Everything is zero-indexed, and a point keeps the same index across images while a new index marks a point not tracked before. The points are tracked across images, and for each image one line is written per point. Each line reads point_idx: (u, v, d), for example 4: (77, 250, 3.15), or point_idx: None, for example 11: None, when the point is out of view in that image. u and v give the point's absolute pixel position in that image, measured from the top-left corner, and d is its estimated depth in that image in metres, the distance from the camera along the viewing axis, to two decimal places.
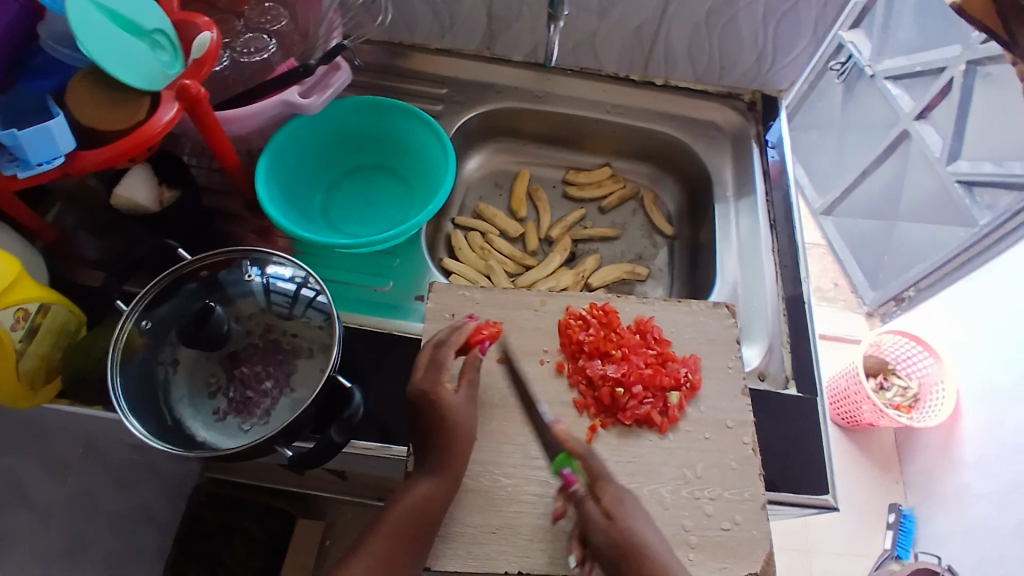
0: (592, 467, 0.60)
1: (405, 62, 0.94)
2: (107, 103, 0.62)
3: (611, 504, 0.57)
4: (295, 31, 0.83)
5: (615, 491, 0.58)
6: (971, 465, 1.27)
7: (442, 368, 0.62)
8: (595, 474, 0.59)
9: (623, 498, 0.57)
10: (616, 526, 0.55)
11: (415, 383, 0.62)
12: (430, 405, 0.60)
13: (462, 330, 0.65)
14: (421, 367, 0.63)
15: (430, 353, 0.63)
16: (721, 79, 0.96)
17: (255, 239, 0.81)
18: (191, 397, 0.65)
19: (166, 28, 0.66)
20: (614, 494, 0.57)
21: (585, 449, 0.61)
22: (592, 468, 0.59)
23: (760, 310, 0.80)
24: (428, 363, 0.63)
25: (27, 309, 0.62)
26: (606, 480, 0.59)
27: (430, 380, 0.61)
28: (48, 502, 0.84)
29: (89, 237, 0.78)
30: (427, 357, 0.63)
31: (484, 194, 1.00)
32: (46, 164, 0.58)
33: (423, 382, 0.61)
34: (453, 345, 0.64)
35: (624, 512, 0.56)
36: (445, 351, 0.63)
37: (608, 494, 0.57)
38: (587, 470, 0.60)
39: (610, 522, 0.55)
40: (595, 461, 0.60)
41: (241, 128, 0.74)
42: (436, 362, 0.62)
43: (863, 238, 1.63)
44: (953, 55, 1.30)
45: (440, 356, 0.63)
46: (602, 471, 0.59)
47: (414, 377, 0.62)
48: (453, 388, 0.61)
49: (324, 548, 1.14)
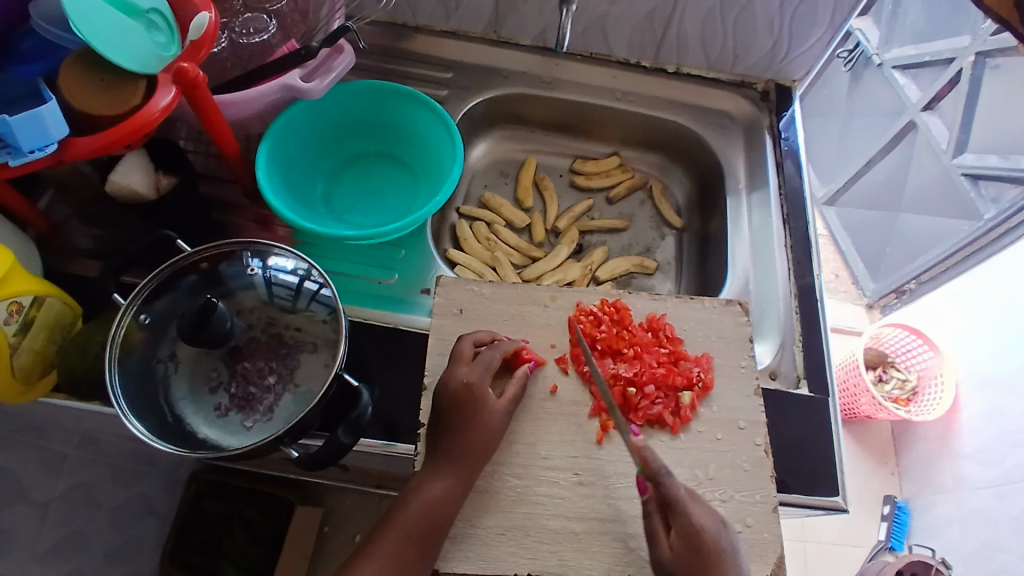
0: (668, 492, 0.54)
1: (409, 44, 0.91)
2: (101, 87, 0.59)
3: (680, 539, 0.53)
4: (295, 10, 0.79)
5: (692, 523, 0.53)
6: (968, 458, 1.28)
7: (489, 369, 0.62)
8: (668, 500, 0.54)
9: (697, 533, 0.53)
10: (685, 559, 0.52)
11: (458, 375, 0.61)
12: (467, 400, 0.60)
13: (514, 342, 0.65)
14: (465, 362, 0.62)
15: (475, 350, 0.63)
16: (733, 67, 0.93)
17: (253, 228, 0.79)
18: (192, 393, 0.62)
19: (161, 6, 0.62)
20: (687, 527, 0.53)
21: (660, 471, 0.54)
22: (665, 493, 0.54)
23: (772, 307, 0.79)
24: (473, 360, 0.62)
25: (21, 303, 0.60)
26: (680, 507, 0.54)
27: (475, 375, 0.61)
28: (42, 496, 0.85)
29: (82, 226, 0.75)
30: (471, 353, 0.63)
31: (490, 182, 0.98)
32: (39, 151, 0.55)
33: (467, 376, 0.61)
34: (503, 351, 0.63)
35: (696, 548, 0.52)
36: (490, 352, 0.63)
37: (680, 526, 0.53)
38: (660, 492, 0.55)
39: (675, 555, 0.53)
40: (670, 483, 0.54)
41: (238, 112, 0.71)
42: (483, 361, 0.62)
43: (864, 228, 1.62)
44: (962, 45, 1.29)
45: (487, 356, 0.62)
46: (676, 497, 0.54)
47: (457, 370, 0.62)
48: (477, 384, 0.60)
49: (324, 535, 1.11)
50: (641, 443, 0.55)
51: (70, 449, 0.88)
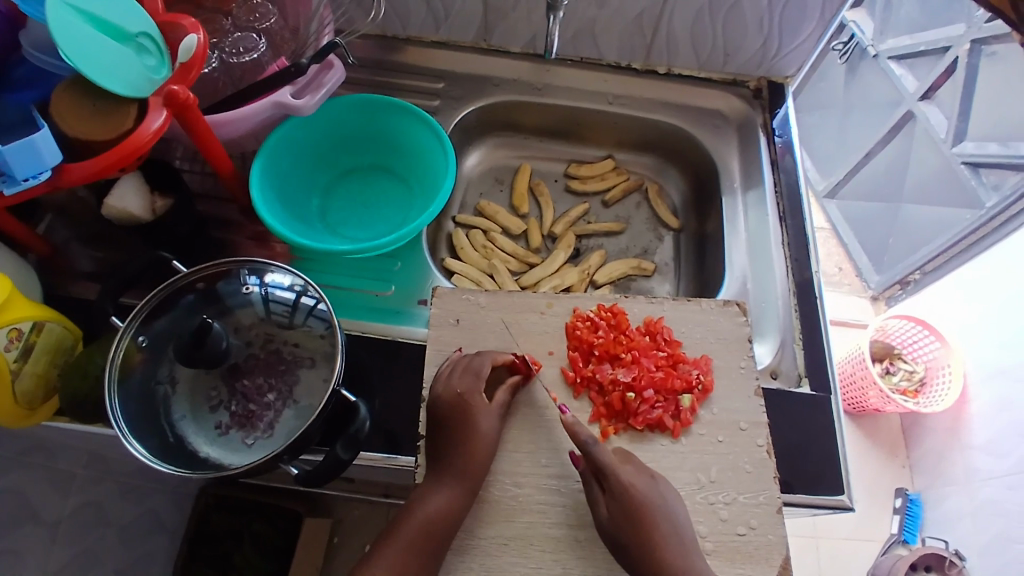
0: (596, 460, 0.57)
1: (399, 56, 0.92)
2: (93, 112, 0.60)
3: (615, 499, 0.57)
4: (285, 27, 0.80)
5: (622, 484, 0.57)
6: (979, 448, 1.27)
7: (480, 376, 0.62)
8: (600, 467, 0.58)
9: (629, 491, 0.57)
10: (617, 521, 0.56)
11: (452, 385, 0.61)
12: (457, 410, 0.60)
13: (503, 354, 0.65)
14: (457, 372, 0.63)
15: (466, 360, 0.64)
16: (725, 64, 0.93)
17: (251, 245, 0.80)
18: (192, 412, 0.63)
19: (151, 32, 0.63)
20: (619, 488, 0.57)
21: (585, 440, 0.58)
22: (596, 461, 0.57)
23: (770, 305, 0.78)
24: (465, 369, 0.63)
25: (20, 329, 0.61)
26: (611, 472, 0.57)
27: (466, 384, 0.61)
28: (51, 515, 0.86)
29: (81, 248, 0.76)
30: (463, 363, 0.63)
31: (485, 190, 0.98)
32: (33, 179, 0.56)
33: (459, 386, 0.61)
34: (493, 358, 0.64)
35: (630, 506, 0.56)
36: (479, 360, 0.63)
37: (612, 487, 0.57)
38: (590, 460, 0.58)
39: (610, 517, 0.56)
40: (599, 452, 0.58)
41: (232, 131, 0.72)
42: (473, 370, 0.63)
43: (866, 220, 1.61)
44: (956, 34, 1.28)
45: (477, 364, 0.63)
46: (604, 463, 0.57)
47: (449, 381, 0.62)
48: (468, 394, 0.61)
49: (333, 545, 1.12)
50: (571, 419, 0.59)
51: (77, 468, 0.89)
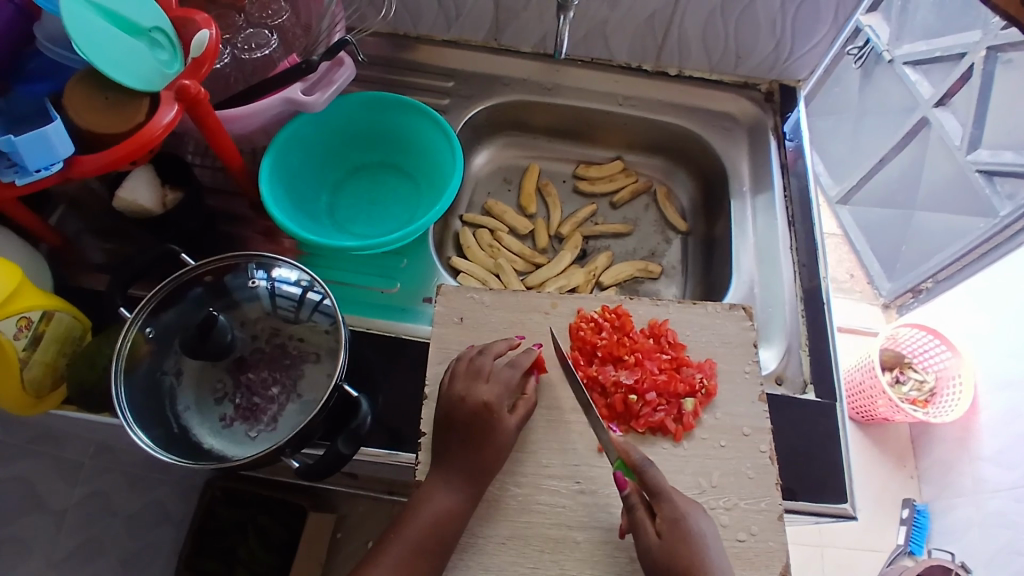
0: (652, 480, 0.56)
1: (410, 54, 0.92)
2: (106, 105, 0.60)
3: (667, 525, 0.54)
4: (297, 24, 0.81)
5: (675, 509, 0.55)
6: (988, 460, 1.26)
7: (506, 386, 0.62)
8: (654, 489, 0.56)
9: (681, 519, 0.54)
10: (670, 548, 0.53)
11: (476, 393, 0.60)
12: (481, 419, 0.60)
13: (530, 354, 0.64)
14: (483, 378, 0.62)
15: (491, 366, 0.63)
16: (736, 68, 0.92)
17: (260, 240, 0.80)
18: (197, 404, 0.63)
19: (164, 26, 0.63)
20: (671, 514, 0.55)
21: (643, 461, 0.57)
22: (650, 481, 0.56)
23: (778, 311, 0.78)
24: (489, 374, 0.62)
25: (30, 318, 0.61)
26: (665, 497, 0.56)
27: (492, 393, 0.61)
28: (58, 503, 0.85)
29: (93, 240, 0.77)
30: (489, 368, 0.63)
31: (493, 190, 0.98)
32: (45, 170, 0.57)
33: (484, 395, 0.60)
34: (519, 366, 0.63)
35: (683, 531, 0.54)
36: (506, 369, 0.63)
37: (665, 513, 0.55)
38: (644, 481, 0.57)
39: (663, 543, 0.54)
40: (653, 473, 0.57)
41: (241, 127, 0.72)
42: (498, 378, 0.62)
43: (879, 227, 1.59)
44: (973, 40, 1.26)
45: (502, 373, 0.62)
46: (660, 485, 0.56)
47: (474, 387, 0.61)
48: (493, 402, 0.60)
49: (336, 541, 1.12)
50: (620, 438, 0.59)
51: (85, 457, 0.89)
